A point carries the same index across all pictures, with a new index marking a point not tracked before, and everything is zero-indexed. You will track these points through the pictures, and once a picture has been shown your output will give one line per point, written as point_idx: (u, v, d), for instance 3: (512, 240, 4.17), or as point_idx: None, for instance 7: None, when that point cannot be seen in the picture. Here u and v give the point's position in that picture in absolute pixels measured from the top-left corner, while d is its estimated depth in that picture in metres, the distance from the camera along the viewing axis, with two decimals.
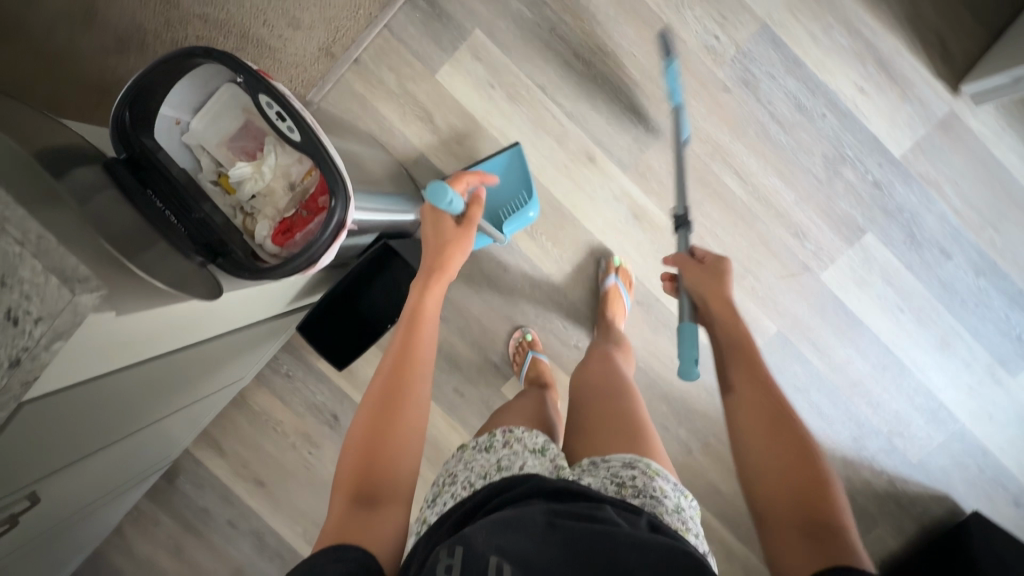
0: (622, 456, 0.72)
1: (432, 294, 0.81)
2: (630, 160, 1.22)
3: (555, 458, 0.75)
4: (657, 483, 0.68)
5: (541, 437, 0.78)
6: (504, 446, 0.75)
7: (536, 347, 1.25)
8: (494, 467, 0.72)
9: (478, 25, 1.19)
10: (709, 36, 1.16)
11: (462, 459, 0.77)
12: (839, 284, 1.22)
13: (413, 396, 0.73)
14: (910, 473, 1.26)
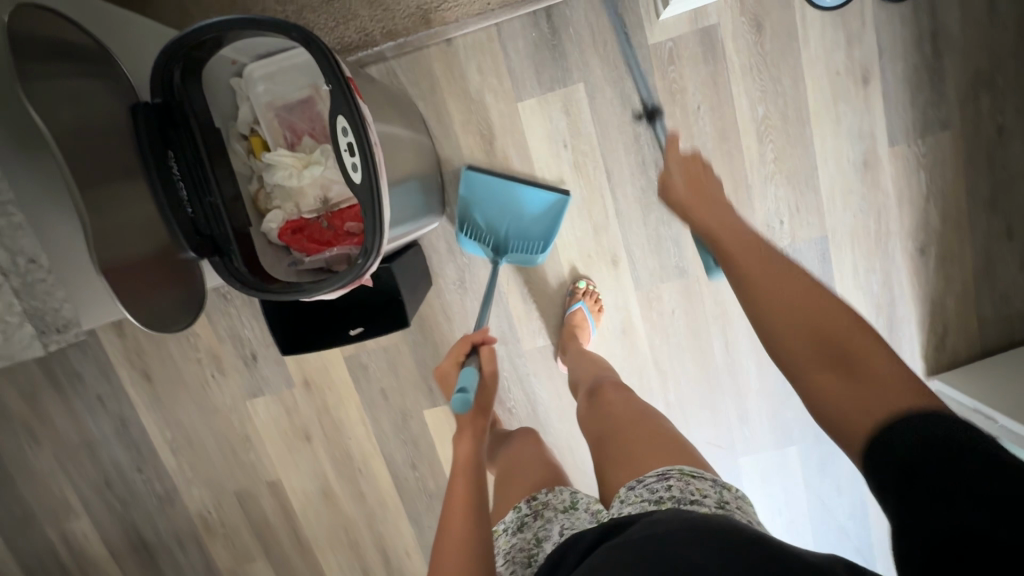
0: (655, 469, 0.76)
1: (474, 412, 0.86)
2: (646, 282, 1.22)
3: (590, 506, 0.84)
4: (695, 487, 0.72)
5: (567, 493, 0.87)
6: (535, 518, 0.85)
7: None
8: (533, 543, 0.82)
9: (584, 81, 1.11)
10: (776, 217, 1.16)
11: (500, 549, 0.85)
12: (746, 470, 1.32)
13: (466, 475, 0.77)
14: None
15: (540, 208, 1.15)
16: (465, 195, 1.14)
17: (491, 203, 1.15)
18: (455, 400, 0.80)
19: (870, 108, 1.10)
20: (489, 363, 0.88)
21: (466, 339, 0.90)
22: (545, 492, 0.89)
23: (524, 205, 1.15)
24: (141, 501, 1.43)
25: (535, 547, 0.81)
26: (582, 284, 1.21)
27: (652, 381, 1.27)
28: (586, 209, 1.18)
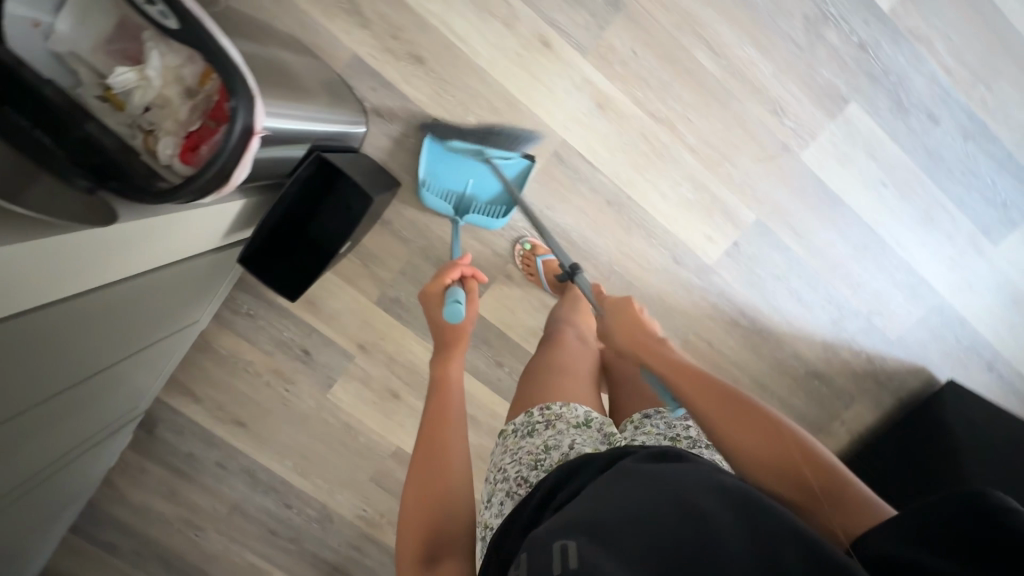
0: (676, 412, 0.82)
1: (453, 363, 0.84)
2: (589, 41, 1.09)
3: (601, 426, 0.77)
4: (707, 433, 0.77)
5: (581, 410, 0.78)
6: (548, 428, 0.74)
7: (541, 252, 1.22)
8: (542, 449, 0.71)
9: None
10: None
11: (507, 449, 0.75)
12: (819, 163, 1.15)
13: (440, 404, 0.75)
14: (888, 349, 1.28)
15: (503, 176, 1.15)
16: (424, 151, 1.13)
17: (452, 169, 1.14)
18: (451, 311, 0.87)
19: None
20: (473, 291, 0.95)
21: (457, 266, 0.95)
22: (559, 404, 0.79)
23: (486, 176, 1.14)
24: (306, 532, 1.49)
25: (544, 453, 0.70)
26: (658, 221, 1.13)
27: (661, 137, 1.14)
28: (485, 10, 1.08)
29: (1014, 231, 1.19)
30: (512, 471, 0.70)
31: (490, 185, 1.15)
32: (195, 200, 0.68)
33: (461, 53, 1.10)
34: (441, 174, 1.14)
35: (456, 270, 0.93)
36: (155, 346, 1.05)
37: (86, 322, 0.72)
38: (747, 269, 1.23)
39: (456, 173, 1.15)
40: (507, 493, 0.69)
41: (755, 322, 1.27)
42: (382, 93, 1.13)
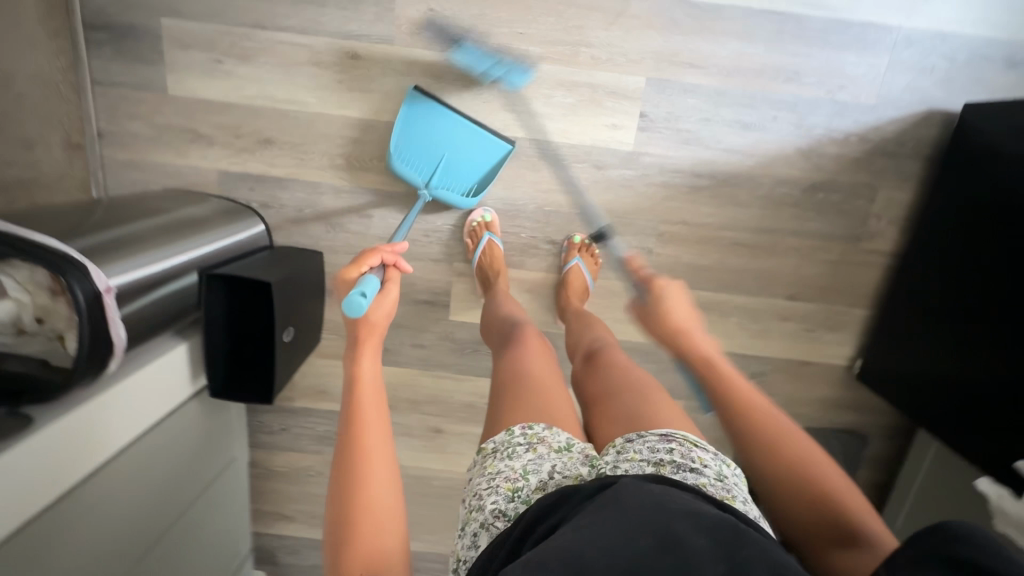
0: (658, 429, 0.66)
1: (368, 357, 0.71)
2: (388, 29, 1.07)
3: (584, 451, 0.68)
4: (697, 455, 0.63)
5: (562, 433, 0.69)
6: (528, 451, 0.66)
7: (491, 229, 1.17)
8: (520, 476, 0.63)
9: (163, 15, 1.08)
10: None
11: (484, 473, 0.66)
12: None
13: (367, 425, 0.65)
14: (877, 116, 1.09)
15: (477, 163, 1.12)
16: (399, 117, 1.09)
17: (426, 144, 1.10)
18: (351, 302, 0.68)
19: None
20: (392, 282, 0.80)
21: (376, 250, 0.80)
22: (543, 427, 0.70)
23: (461, 158, 1.11)
24: None
25: (522, 481, 0.63)
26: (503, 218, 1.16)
27: (509, 66, 1.08)
28: (290, 64, 1.09)
29: None
30: (487, 503, 0.62)
31: (462, 171, 1.12)
32: (101, 369, 0.77)
33: (296, 112, 1.12)
34: (415, 148, 1.10)
35: (375, 258, 0.78)
36: (207, 494, 1.16)
37: (85, 512, 0.81)
38: (672, 129, 1.11)
39: (434, 139, 1.10)
40: (483, 525, 0.60)
41: (716, 174, 1.14)
42: (260, 187, 1.18)
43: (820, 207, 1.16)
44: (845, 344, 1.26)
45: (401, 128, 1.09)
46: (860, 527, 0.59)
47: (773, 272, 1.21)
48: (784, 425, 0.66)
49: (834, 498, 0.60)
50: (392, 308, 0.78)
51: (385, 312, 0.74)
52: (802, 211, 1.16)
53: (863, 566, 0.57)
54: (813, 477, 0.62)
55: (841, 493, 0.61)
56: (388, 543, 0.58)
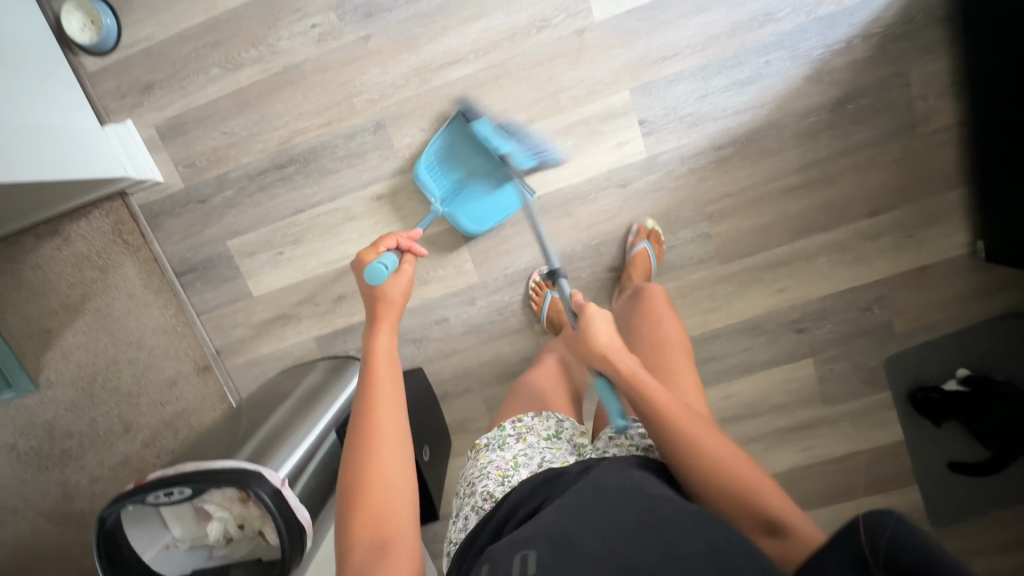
0: (641, 415, 0.77)
1: (383, 335, 0.79)
2: (395, 163, 1.19)
3: (572, 438, 0.85)
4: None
5: (552, 420, 0.86)
6: (519, 441, 0.81)
7: (552, 284, 1.22)
8: (510, 464, 0.77)
9: (225, 240, 1.26)
10: (310, 32, 1.11)
11: (478, 464, 0.80)
12: (614, 5, 1.07)
13: (384, 402, 0.72)
14: (870, 12, 1.04)
15: (497, 208, 1.15)
16: (435, 141, 1.13)
17: (456, 174, 1.14)
18: (375, 273, 0.81)
19: None
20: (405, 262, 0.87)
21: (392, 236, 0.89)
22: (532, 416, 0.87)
23: (480, 201, 1.14)
24: None
25: (512, 468, 0.76)
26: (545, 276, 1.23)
27: None
28: (333, 229, 1.24)
29: None
30: (479, 486, 0.75)
31: (477, 212, 1.15)
32: (303, 547, 0.88)
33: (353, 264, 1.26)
34: (442, 166, 1.14)
35: (389, 238, 0.87)
36: None
37: None
38: (676, 120, 1.12)
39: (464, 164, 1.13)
40: (473, 507, 0.74)
41: (738, 138, 1.13)
42: (350, 336, 1.31)
43: (858, 117, 1.10)
44: (955, 231, 1.16)
45: (437, 146, 1.13)
46: (776, 518, 0.55)
47: (841, 199, 1.16)
48: (693, 462, 0.60)
49: (747, 491, 0.57)
50: (410, 283, 0.85)
51: (400, 288, 0.81)
52: (842, 130, 1.11)
53: (781, 552, 0.54)
54: (714, 485, 0.58)
55: (756, 485, 0.57)
56: (399, 526, 0.64)
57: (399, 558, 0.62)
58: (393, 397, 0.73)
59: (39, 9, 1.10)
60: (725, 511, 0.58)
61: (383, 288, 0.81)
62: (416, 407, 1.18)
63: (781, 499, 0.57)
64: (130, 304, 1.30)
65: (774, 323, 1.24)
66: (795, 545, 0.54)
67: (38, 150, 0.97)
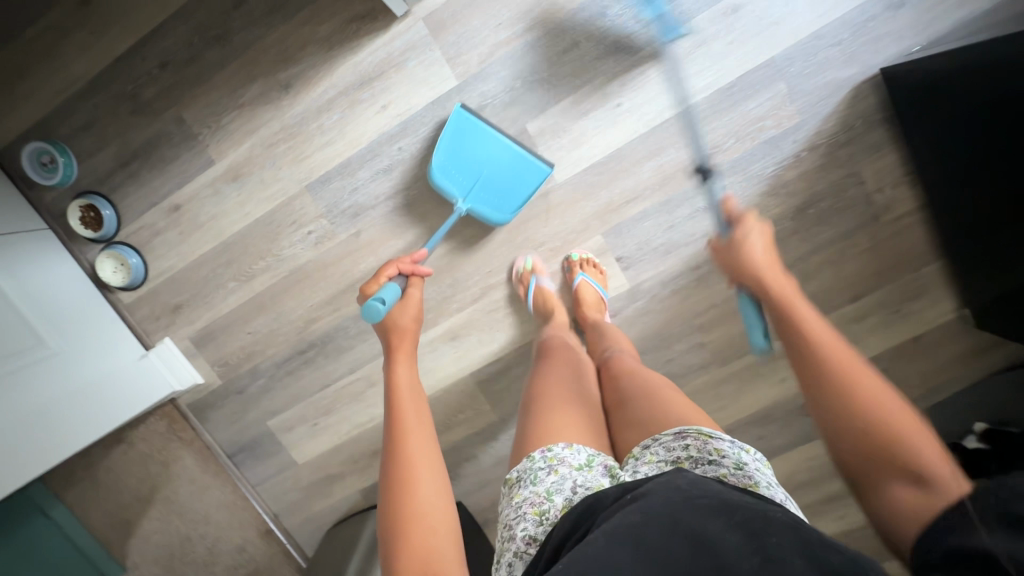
0: (671, 429, 0.75)
1: (403, 364, 0.90)
2: None
3: (603, 462, 0.77)
4: (713, 445, 0.71)
5: (582, 449, 0.78)
6: (551, 473, 0.74)
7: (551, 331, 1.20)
8: (545, 498, 0.71)
9: (266, 420, 1.39)
10: (307, 238, 1.24)
11: (512, 504, 0.74)
12: (571, 167, 1.16)
13: (416, 421, 0.80)
14: (810, 128, 1.10)
15: (522, 186, 1.12)
16: (445, 134, 1.10)
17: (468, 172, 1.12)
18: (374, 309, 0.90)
19: (194, 192, 1.23)
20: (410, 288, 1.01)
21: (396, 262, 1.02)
22: (561, 445, 0.78)
23: (506, 178, 1.11)
24: None
25: (547, 503, 0.71)
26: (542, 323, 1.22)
27: (498, 296, 1.26)
28: (358, 395, 1.36)
29: None
30: (518, 531, 0.70)
31: (505, 191, 1.12)
32: None
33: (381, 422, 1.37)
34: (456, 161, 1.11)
35: (391, 268, 0.98)
36: None
37: None
38: (649, 253, 1.20)
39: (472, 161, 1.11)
40: (517, 554, 0.69)
41: (712, 256, 1.19)
42: None
43: (822, 216, 1.16)
44: (941, 300, 1.20)
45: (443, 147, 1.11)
46: (924, 469, 0.55)
47: (823, 290, 1.21)
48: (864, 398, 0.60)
49: (897, 426, 0.58)
50: (414, 309, 0.99)
51: (410, 316, 0.96)
52: (810, 230, 1.17)
53: (921, 504, 0.54)
54: (871, 425, 0.59)
55: (914, 440, 0.57)
56: (444, 544, 0.67)
57: (443, 568, 0.64)
58: (419, 415, 0.81)
59: (76, 263, 1.27)
60: (858, 479, 0.59)
61: (392, 317, 0.95)
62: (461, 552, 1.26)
63: (935, 458, 0.56)
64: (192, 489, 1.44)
65: (784, 410, 1.29)
66: (938, 492, 0.54)
67: (81, 410, 1.13)
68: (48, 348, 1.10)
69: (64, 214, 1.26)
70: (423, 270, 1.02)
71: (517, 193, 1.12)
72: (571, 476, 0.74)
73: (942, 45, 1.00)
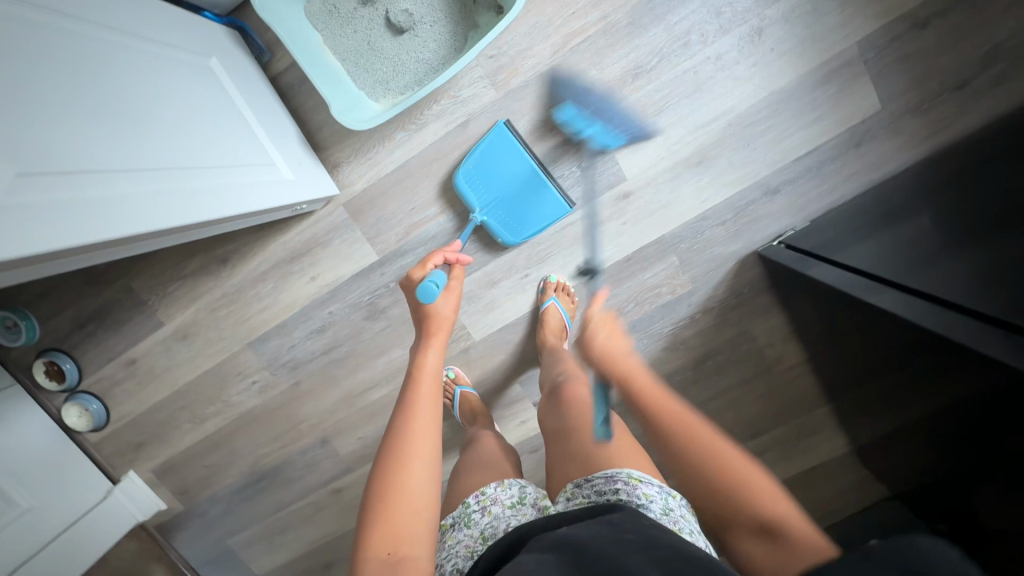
0: (604, 470, 0.73)
1: (432, 351, 0.87)
2: (345, 463, 1.41)
3: (535, 501, 0.84)
4: (642, 490, 0.70)
5: (514, 486, 0.86)
6: (485, 515, 0.82)
7: (462, 380, 1.27)
8: (479, 541, 0.77)
9: (226, 538, 1.52)
10: (253, 387, 1.35)
11: (444, 544, 0.81)
12: (487, 326, 1.26)
13: (427, 419, 0.77)
14: (702, 292, 1.20)
15: (546, 215, 1.12)
16: (484, 141, 1.11)
17: (494, 183, 1.12)
18: (427, 293, 0.87)
19: (147, 348, 1.34)
20: (454, 279, 0.97)
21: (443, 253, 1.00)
22: (494, 487, 0.87)
23: (530, 203, 1.11)
24: None
25: (481, 544, 0.76)
26: (452, 374, 1.28)
27: None
28: (308, 517, 1.48)
29: (619, 156, 1.13)
30: (446, 568, 0.76)
31: (528, 217, 1.12)
32: None
33: (330, 541, 1.49)
34: (482, 176, 1.12)
35: (439, 255, 0.95)
36: None
37: None
38: None
39: (500, 181, 1.12)
40: None
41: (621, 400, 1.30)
42: None
43: (719, 365, 1.26)
44: (833, 437, 1.30)
45: (473, 167, 1.12)
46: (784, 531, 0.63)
47: (725, 428, 1.31)
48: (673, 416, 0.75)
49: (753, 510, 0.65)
50: (455, 303, 0.94)
51: (450, 307, 0.90)
52: (709, 378, 1.27)
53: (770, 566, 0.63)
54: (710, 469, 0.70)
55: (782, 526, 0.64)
56: (416, 547, 0.64)
57: None
58: (433, 411, 0.78)
59: (44, 410, 1.39)
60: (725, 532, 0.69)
61: (436, 307, 0.89)
62: None
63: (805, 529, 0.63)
64: None
65: None
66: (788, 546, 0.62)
67: (56, 557, 1.22)
68: (19, 507, 1.17)
69: (30, 367, 1.37)
70: (466, 257, 1.00)
71: (537, 226, 1.13)
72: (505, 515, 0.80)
73: (808, 230, 1.09)
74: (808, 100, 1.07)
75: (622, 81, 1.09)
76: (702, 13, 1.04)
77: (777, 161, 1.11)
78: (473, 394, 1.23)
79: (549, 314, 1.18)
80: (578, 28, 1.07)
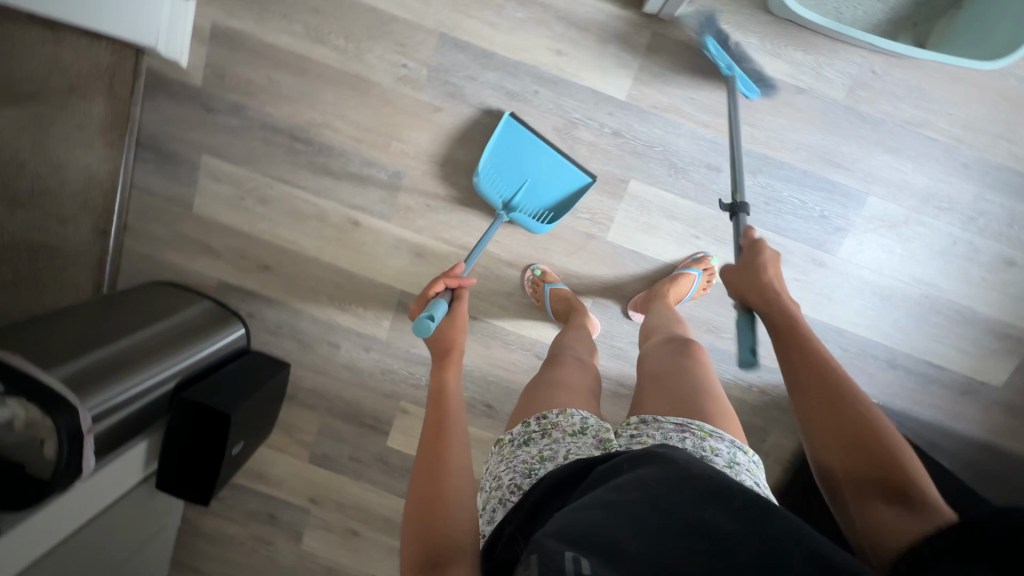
0: (675, 418, 0.79)
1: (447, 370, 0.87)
2: (389, 210, 1.25)
3: (598, 433, 0.77)
4: (708, 444, 0.74)
5: (577, 414, 0.81)
6: (545, 436, 0.78)
7: (549, 279, 1.23)
8: (537, 459, 0.75)
9: (204, 150, 1.25)
10: (397, 68, 1.16)
11: (502, 459, 0.79)
12: (627, 238, 1.21)
13: (453, 422, 0.77)
14: (777, 378, 1.27)
15: (561, 189, 1.14)
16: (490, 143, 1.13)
17: (512, 168, 1.14)
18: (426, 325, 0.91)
19: None
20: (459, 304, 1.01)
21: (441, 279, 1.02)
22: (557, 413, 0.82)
23: (546, 179, 1.14)
24: None
25: (539, 462, 0.75)
26: (537, 272, 1.23)
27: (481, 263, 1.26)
28: (300, 214, 1.27)
29: (847, 237, 1.17)
30: (506, 480, 0.74)
31: (540, 195, 1.15)
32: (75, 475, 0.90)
33: (294, 252, 1.30)
34: (496, 175, 1.15)
35: (442, 284, 0.99)
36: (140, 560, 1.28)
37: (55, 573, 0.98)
38: (607, 345, 1.28)
39: (519, 168, 1.14)
40: (500, 501, 0.72)
41: None
42: (251, 300, 1.35)
43: None
44: None
45: (490, 157, 1.14)
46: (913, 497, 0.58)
47: None
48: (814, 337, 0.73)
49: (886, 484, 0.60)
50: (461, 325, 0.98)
51: (452, 332, 0.94)
52: None
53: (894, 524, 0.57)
54: (850, 421, 0.64)
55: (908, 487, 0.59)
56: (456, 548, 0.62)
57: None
58: (459, 417, 0.79)
59: None
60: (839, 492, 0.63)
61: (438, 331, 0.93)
62: (260, 398, 1.23)
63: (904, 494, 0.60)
64: (72, 134, 1.21)
65: None
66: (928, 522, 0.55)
67: None
68: None
69: None
70: (473, 279, 1.03)
71: (559, 208, 1.15)
72: (563, 439, 0.76)
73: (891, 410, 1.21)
74: (976, 336, 1.20)
75: (913, 192, 1.13)
76: (1002, 212, 1.13)
77: (917, 350, 1.22)
78: (566, 290, 1.21)
79: (683, 281, 1.16)
80: (937, 126, 1.10)
